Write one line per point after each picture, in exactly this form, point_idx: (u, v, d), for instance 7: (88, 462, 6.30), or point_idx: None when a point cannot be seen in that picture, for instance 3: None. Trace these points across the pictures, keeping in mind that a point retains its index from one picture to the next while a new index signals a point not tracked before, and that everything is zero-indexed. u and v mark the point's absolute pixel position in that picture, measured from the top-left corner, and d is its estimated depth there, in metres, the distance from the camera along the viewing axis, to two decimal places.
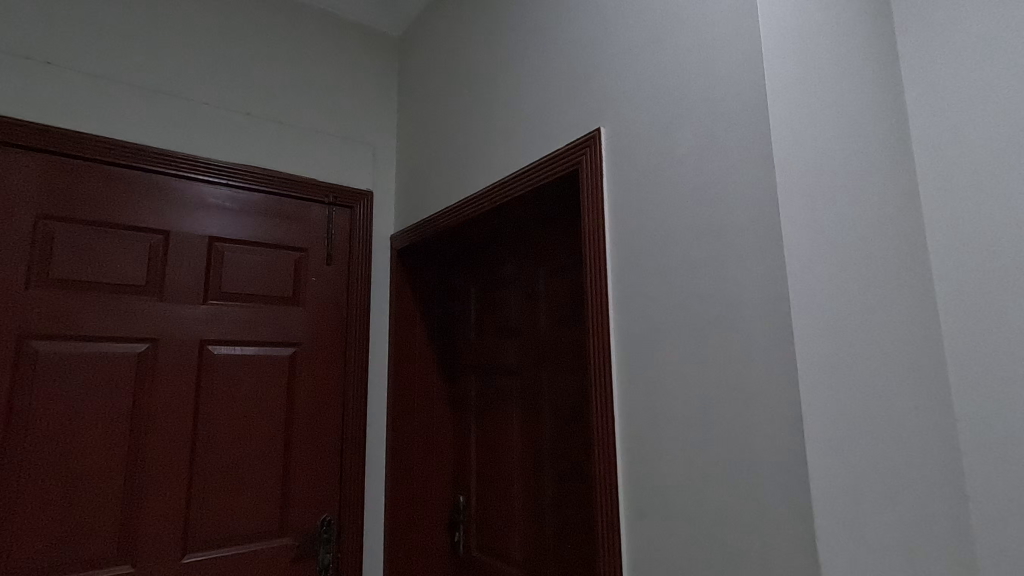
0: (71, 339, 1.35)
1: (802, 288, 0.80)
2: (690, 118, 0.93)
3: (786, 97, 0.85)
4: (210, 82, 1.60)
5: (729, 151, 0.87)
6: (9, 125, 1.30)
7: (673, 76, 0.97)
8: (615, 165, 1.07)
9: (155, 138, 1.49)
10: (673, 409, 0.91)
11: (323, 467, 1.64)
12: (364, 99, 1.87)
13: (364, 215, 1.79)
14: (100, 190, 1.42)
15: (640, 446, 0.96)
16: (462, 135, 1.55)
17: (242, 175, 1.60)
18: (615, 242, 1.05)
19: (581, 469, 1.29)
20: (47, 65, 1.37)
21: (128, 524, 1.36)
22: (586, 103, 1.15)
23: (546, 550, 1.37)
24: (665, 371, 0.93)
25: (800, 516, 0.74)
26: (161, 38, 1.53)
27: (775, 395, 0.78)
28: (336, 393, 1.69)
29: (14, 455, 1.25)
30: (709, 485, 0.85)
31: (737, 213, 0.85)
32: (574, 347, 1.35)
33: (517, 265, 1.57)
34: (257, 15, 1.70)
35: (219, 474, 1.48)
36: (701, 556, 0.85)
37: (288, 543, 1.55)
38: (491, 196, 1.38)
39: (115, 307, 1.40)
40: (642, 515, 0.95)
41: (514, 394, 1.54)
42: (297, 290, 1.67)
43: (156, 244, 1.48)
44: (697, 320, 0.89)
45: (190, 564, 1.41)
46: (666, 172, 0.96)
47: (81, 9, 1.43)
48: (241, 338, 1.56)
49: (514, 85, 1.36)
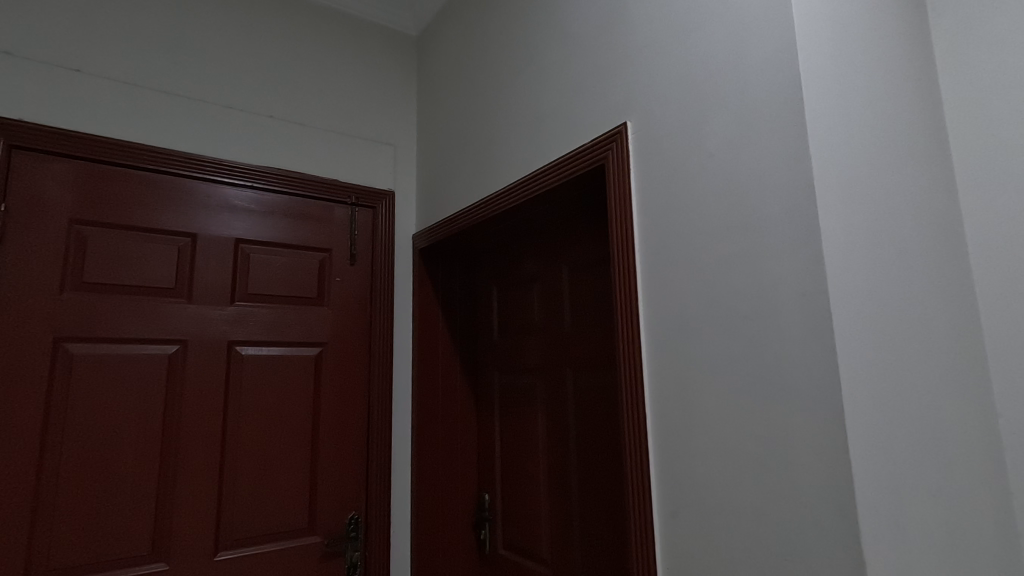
0: (104, 342, 1.38)
1: (841, 280, 0.78)
2: (721, 109, 0.92)
3: (820, 86, 0.83)
4: (234, 86, 1.62)
5: (761, 142, 0.85)
6: (44, 133, 1.34)
7: (701, 67, 0.95)
8: (642, 158, 1.06)
9: (182, 143, 1.52)
10: (707, 406, 0.90)
11: (350, 465, 1.65)
12: (384, 99, 1.87)
13: (386, 215, 1.80)
14: (130, 194, 1.44)
15: (673, 443, 0.95)
16: (483, 133, 1.55)
17: (267, 178, 1.62)
18: (643, 237, 1.04)
19: (610, 469, 1.28)
20: (77, 73, 1.40)
21: (163, 522, 1.38)
22: (611, 98, 1.14)
23: (574, 548, 1.36)
24: (698, 367, 0.92)
25: (843, 514, 0.72)
26: (186, 43, 1.56)
27: (814, 391, 0.76)
28: (361, 393, 1.69)
29: (53, 454, 1.28)
30: (746, 483, 0.84)
31: (771, 205, 0.83)
32: (601, 345, 1.33)
33: (539, 262, 1.57)
34: (279, 18, 1.72)
35: (249, 473, 1.50)
36: (739, 554, 0.84)
37: (317, 541, 1.57)
38: (514, 193, 1.38)
39: (146, 309, 1.42)
40: (676, 513, 0.94)
41: (539, 392, 1.54)
42: (322, 291, 1.68)
43: (184, 247, 1.50)
44: (730, 315, 0.88)
45: (222, 561, 1.43)
46: (696, 165, 0.95)
47: (109, 17, 1.46)
48: (268, 339, 1.57)
49: (536, 81, 1.35)
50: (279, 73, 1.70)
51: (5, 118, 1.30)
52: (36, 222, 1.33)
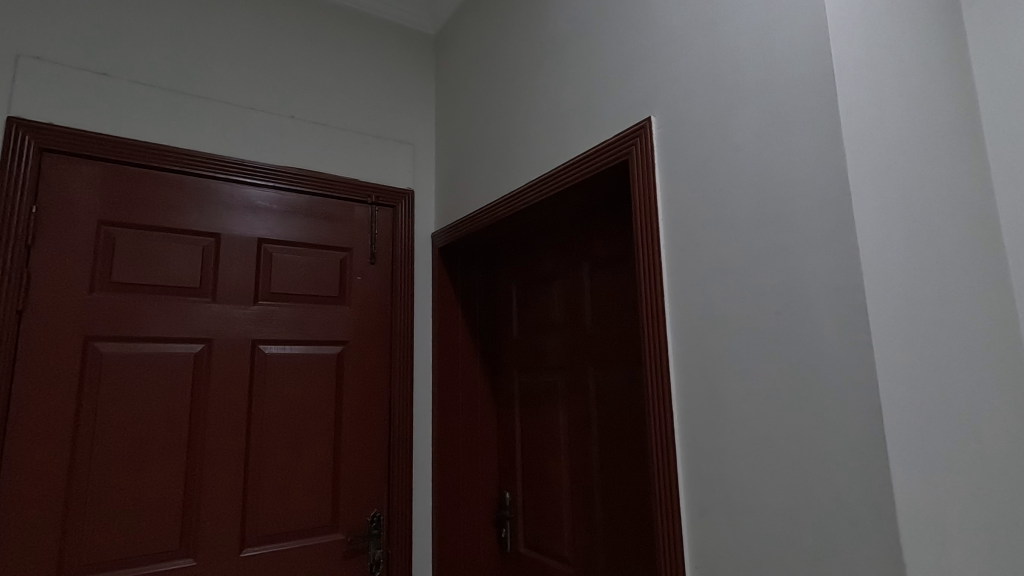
0: (131, 341, 1.40)
1: (877, 274, 0.76)
2: (749, 102, 0.90)
3: (853, 76, 0.81)
4: (256, 87, 1.63)
5: (792, 135, 0.83)
6: (72, 136, 1.36)
7: (728, 59, 0.94)
8: (667, 153, 1.04)
9: (205, 144, 1.53)
10: (736, 402, 0.89)
11: (372, 463, 1.66)
12: (402, 98, 1.88)
13: (405, 214, 1.80)
14: (155, 195, 1.46)
15: (701, 440, 0.94)
16: (502, 131, 1.54)
17: (288, 178, 1.63)
18: (668, 233, 1.03)
19: (634, 468, 1.27)
20: (104, 77, 1.42)
21: (190, 520, 1.40)
22: (634, 92, 1.13)
23: (598, 547, 1.36)
24: (728, 363, 0.91)
25: (880, 515, 0.71)
26: (208, 45, 1.57)
27: (849, 389, 0.75)
28: (383, 391, 1.70)
29: (84, 451, 1.31)
30: (777, 481, 0.82)
31: (802, 199, 0.81)
32: (625, 343, 1.33)
33: (559, 260, 1.56)
34: (298, 18, 1.73)
35: (274, 470, 1.51)
36: (771, 554, 0.83)
37: (340, 539, 1.58)
38: (535, 191, 1.37)
39: (171, 309, 1.44)
40: (705, 512, 0.93)
41: (560, 390, 1.53)
42: (343, 290, 1.69)
43: (208, 247, 1.52)
44: (760, 310, 0.86)
45: (249, 558, 1.45)
46: (724, 159, 0.93)
47: (134, 20, 1.48)
48: (291, 338, 1.58)
49: (557, 78, 1.34)
50: (299, 74, 1.71)
51: (35, 121, 1.32)
52: (65, 223, 1.35)
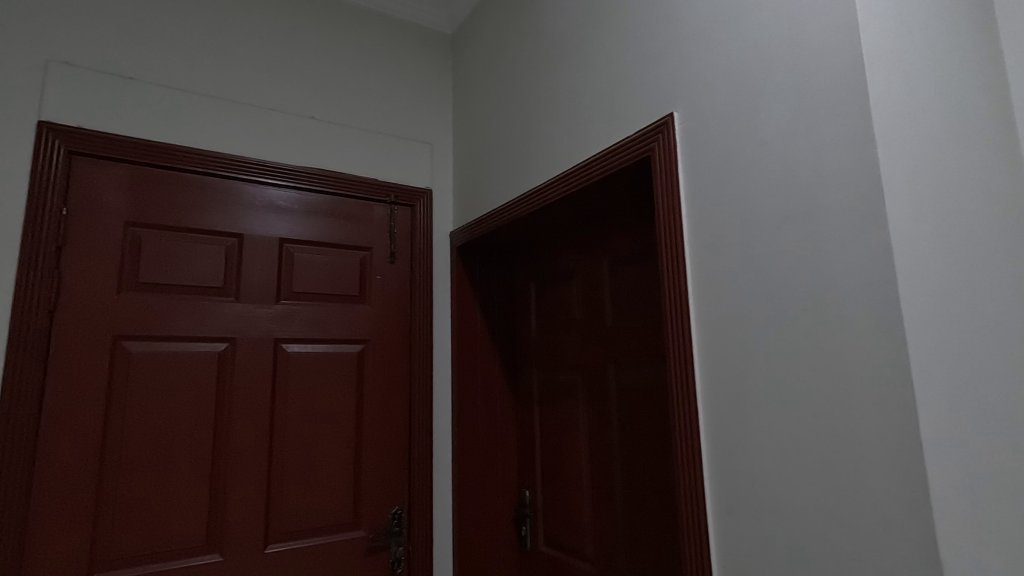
0: (158, 340, 1.42)
1: (911, 269, 0.74)
2: (776, 96, 0.89)
3: (884, 67, 0.79)
4: (276, 88, 1.65)
5: (821, 128, 0.82)
6: (100, 139, 1.39)
7: (753, 54, 0.93)
8: (690, 149, 1.03)
9: (227, 146, 1.55)
10: (764, 399, 0.88)
11: (393, 461, 1.67)
12: (420, 98, 1.89)
13: (424, 214, 1.81)
14: (180, 197, 1.49)
15: (727, 438, 0.93)
16: (521, 129, 1.54)
17: (309, 178, 1.65)
18: (692, 230, 1.02)
19: (657, 466, 1.26)
20: (129, 80, 1.45)
21: (214, 516, 1.42)
22: (656, 89, 1.12)
23: (620, 545, 1.36)
24: (755, 360, 0.90)
25: (915, 513, 0.69)
26: (230, 47, 1.59)
27: (881, 386, 0.73)
28: (402, 389, 1.71)
29: (113, 447, 1.33)
30: (807, 478, 0.81)
31: (832, 193, 0.80)
32: (647, 341, 1.32)
33: (579, 257, 1.55)
34: (317, 20, 1.74)
35: (296, 467, 1.53)
36: (801, 553, 0.82)
37: (362, 536, 1.59)
38: (554, 189, 1.37)
39: (196, 308, 1.47)
40: (732, 511, 0.92)
41: (580, 388, 1.53)
42: (363, 289, 1.70)
43: (231, 247, 1.54)
44: (788, 306, 0.85)
45: (273, 555, 1.46)
46: (749, 154, 0.92)
47: (157, 24, 1.50)
48: (312, 337, 1.60)
49: (576, 74, 1.34)
50: (319, 75, 1.72)
51: (64, 125, 1.35)
52: (94, 225, 1.38)
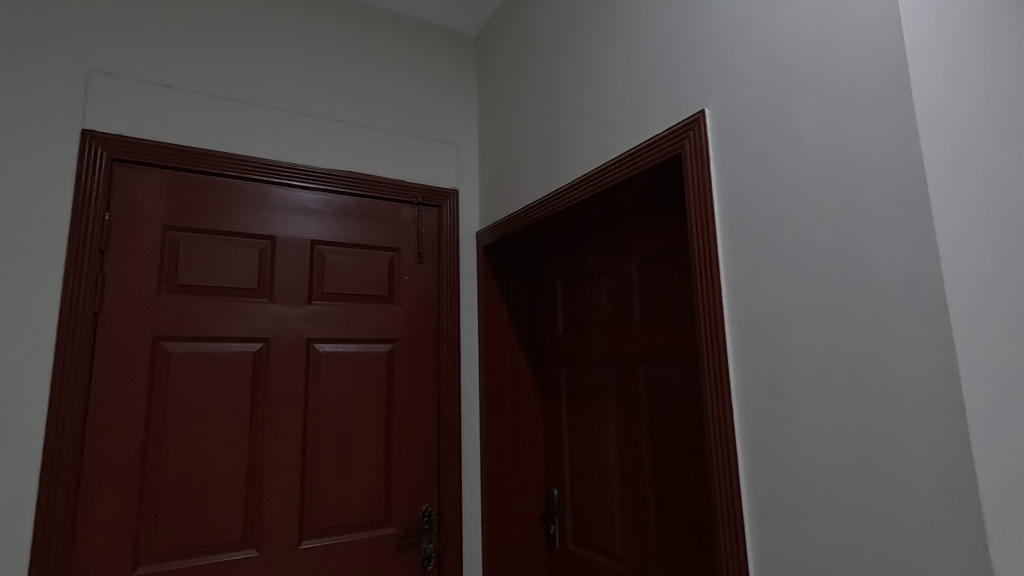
0: (196, 341, 1.46)
1: (957, 265, 0.72)
2: (813, 91, 0.87)
3: (928, 59, 0.77)
4: (305, 92, 1.68)
5: (860, 123, 0.81)
6: (139, 145, 1.43)
7: (788, 48, 0.91)
8: (723, 146, 1.02)
9: (259, 150, 1.59)
10: (802, 397, 0.87)
11: (423, 459, 1.69)
12: (446, 99, 1.90)
13: (451, 214, 1.83)
14: (215, 200, 1.52)
15: (764, 438, 0.92)
16: (547, 128, 1.54)
17: (338, 181, 1.68)
18: (725, 228, 1.01)
19: (689, 465, 1.25)
20: (166, 88, 1.49)
21: (251, 512, 1.46)
22: (687, 85, 1.11)
23: (650, 545, 1.35)
24: (792, 358, 0.89)
25: (964, 516, 0.68)
26: (261, 54, 1.63)
27: (928, 385, 0.72)
28: (431, 388, 1.73)
29: (155, 445, 1.38)
30: (849, 479, 0.80)
31: (872, 189, 0.79)
32: (677, 339, 1.31)
33: (607, 256, 1.55)
34: (344, 24, 1.77)
35: (329, 465, 1.56)
36: (843, 555, 0.81)
37: (394, 533, 1.61)
38: (582, 187, 1.37)
39: (232, 309, 1.50)
40: (770, 512, 0.91)
41: (609, 387, 1.53)
42: (391, 289, 1.72)
43: (264, 249, 1.57)
44: (827, 304, 0.84)
45: (307, 550, 1.50)
46: (785, 150, 0.91)
47: (192, 33, 1.54)
48: (343, 336, 1.63)
49: (604, 73, 1.34)
50: (347, 79, 1.75)
51: (106, 133, 1.40)
52: (135, 229, 1.42)
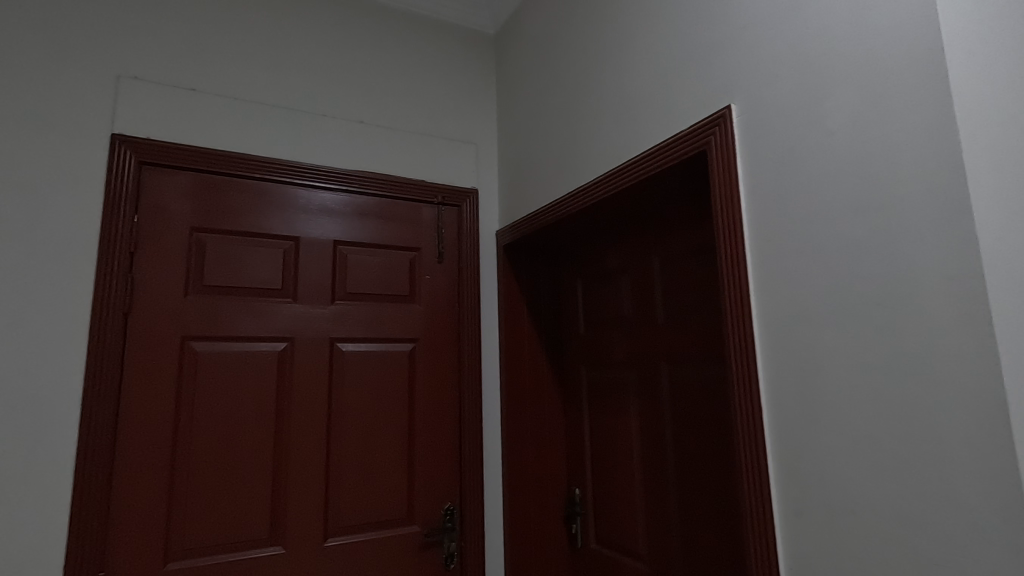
0: (223, 340, 1.48)
1: (999, 259, 0.71)
2: (844, 84, 0.86)
3: (966, 48, 0.76)
4: (327, 94, 1.69)
5: (894, 115, 0.79)
6: (166, 148, 1.45)
7: (818, 41, 0.90)
8: (749, 142, 1.01)
9: (282, 151, 1.61)
10: (835, 397, 0.85)
11: (444, 457, 1.69)
12: (465, 98, 1.91)
13: (471, 214, 1.83)
14: (240, 202, 1.54)
15: (794, 437, 0.91)
16: (568, 126, 1.54)
17: (359, 181, 1.69)
18: (752, 225, 1.00)
19: (714, 464, 1.24)
20: (191, 92, 1.51)
21: (277, 509, 1.47)
22: (713, 80, 1.09)
23: (674, 544, 1.35)
24: (825, 356, 0.87)
25: (1008, 518, 0.66)
26: (283, 56, 1.65)
27: (968, 384, 0.70)
28: (452, 387, 1.74)
29: (184, 443, 1.40)
30: (884, 479, 0.79)
31: (908, 183, 0.77)
32: (702, 337, 1.30)
33: (628, 254, 1.54)
34: (365, 24, 1.78)
35: (353, 462, 1.57)
36: (877, 556, 0.79)
37: (417, 531, 1.62)
38: (604, 185, 1.36)
39: (257, 309, 1.52)
40: (801, 512, 0.89)
41: (632, 385, 1.52)
42: (412, 288, 1.73)
43: (288, 249, 1.59)
44: (860, 301, 0.83)
45: (332, 547, 1.51)
46: (815, 145, 0.90)
47: (216, 36, 1.56)
48: (366, 336, 1.64)
49: (626, 69, 1.33)
50: (367, 79, 1.76)
51: (134, 137, 1.42)
52: (162, 231, 1.44)
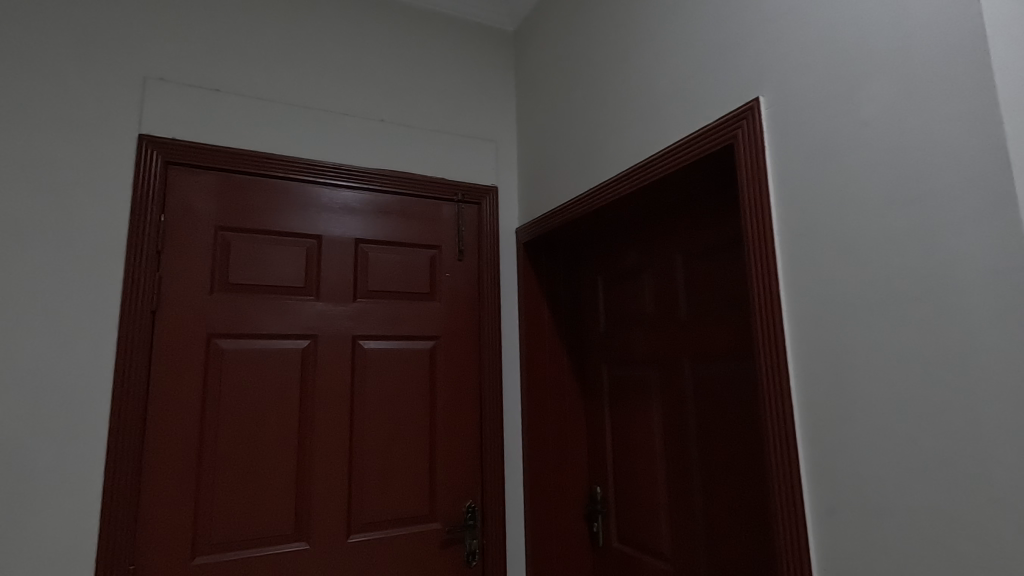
0: (247, 338, 1.50)
1: None
2: (878, 74, 0.84)
3: (1010, 33, 0.73)
4: (348, 93, 1.70)
5: (933, 105, 0.77)
6: (191, 148, 1.47)
7: (852, 30, 0.88)
8: (779, 135, 0.99)
9: (304, 150, 1.62)
10: (870, 394, 0.84)
11: (466, 454, 1.69)
12: (484, 96, 1.90)
13: (490, 211, 1.83)
14: (264, 201, 1.56)
15: (828, 436, 0.89)
16: (589, 122, 1.53)
17: (380, 180, 1.69)
18: (783, 220, 0.98)
19: (741, 462, 1.23)
20: (216, 92, 1.53)
21: (301, 506, 1.49)
22: (740, 73, 1.08)
23: (698, 543, 1.33)
24: (860, 353, 0.85)
25: None
26: (305, 55, 1.66)
27: (1012, 381, 0.68)
28: (474, 384, 1.74)
29: (210, 439, 1.42)
30: (924, 480, 0.77)
31: (948, 175, 0.75)
32: (728, 334, 1.28)
33: (650, 250, 1.53)
34: (385, 23, 1.79)
35: (376, 459, 1.58)
36: (916, 558, 0.77)
37: (439, 528, 1.62)
38: (627, 181, 1.35)
39: (281, 307, 1.54)
40: (834, 512, 0.88)
41: (655, 383, 1.51)
42: (433, 286, 1.74)
43: (311, 248, 1.60)
44: (896, 296, 0.81)
45: (355, 543, 1.52)
46: (848, 137, 0.88)
47: (240, 37, 1.58)
48: (387, 333, 1.65)
49: (649, 62, 1.31)
50: (388, 78, 1.76)
51: (161, 137, 1.44)
52: (188, 230, 1.46)
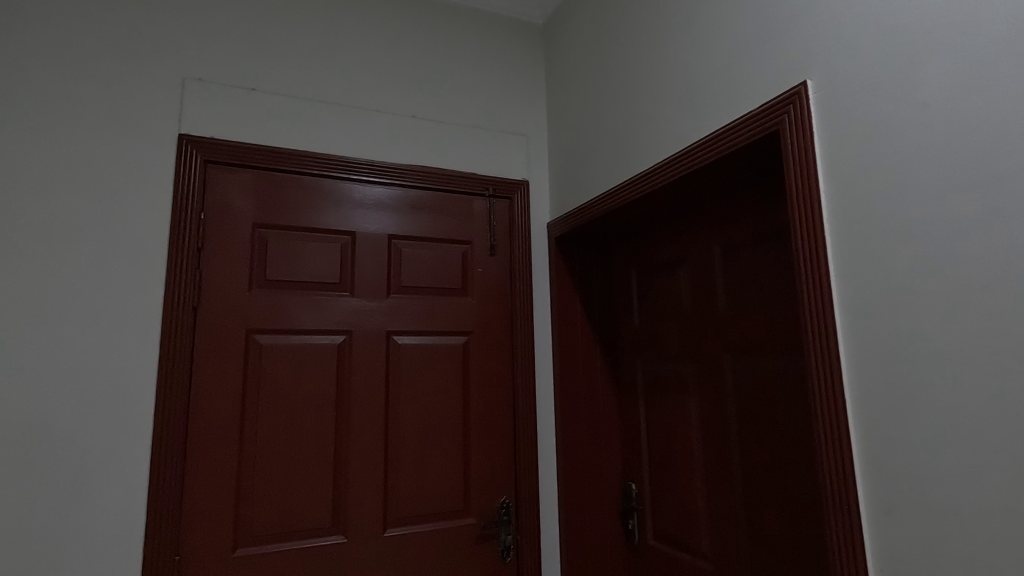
0: (285, 334, 1.51)
1: None
2: (939, 53, 0.80)
3: None
4: (380, 89, 1.71)
5: (1001, 83, 0.73)
6: (229, 147, 1.49)
7: (909, 7, 0.84)
8: (828, 119, 0.96)
9: (338, 147, 1.63)
10: (931, 387, 0.80)
11: (499, 450, 1.69)
12: (514, 90, 1.89)
13: (522, 206, 1.82)
14: (299, 198, 1.57)
15: (886, 432, 0.85)
16: (623, 113, 1.50)
17: (412, 176, 1.70)
18: (834, 207, 0.94)
19: (786, 459, 1.19)
20: (252, 91, 1.55)
21: (338, 500, 1.50)
22: (787, 57, 1.04)
23: (739, 541, 1.31)
24: (919, 345, 0.82)
25: None
26: (338, 53, 1.67)
27: None
28: (506, 380, 1.73)
29: (250, 433, 1.44)
30: (993, 476, 0.73)
31: (1017, 157, 0.71)
32: (771, 327, 1.25)
33: (687, 243, 1.50)
34: (415, 19, 1.79)
35: (411, 454, 1.59)
36: (986, 559, 0.73)
37: (473, 523, 1.62)
38: (665, 172, 1.32)
39: (317, 303, 1.55)
40: (892, 510, 0.84)
41: (692, 378, 1.48)
42: (465, 281, 1.73)
43: (345, 244, 1.61)
44: (960, 285, 0.77)
45: (392, 537, 1.53)
46: (905, 120, 0.84)
47: (274, 37, 1.60)
48: (421, 328, 1.65)
49: (687, 50, 1.28)
50: (419, 73, 1.76)
51: (200, 137, 1.47)
52: (227, 227, 1.48)
